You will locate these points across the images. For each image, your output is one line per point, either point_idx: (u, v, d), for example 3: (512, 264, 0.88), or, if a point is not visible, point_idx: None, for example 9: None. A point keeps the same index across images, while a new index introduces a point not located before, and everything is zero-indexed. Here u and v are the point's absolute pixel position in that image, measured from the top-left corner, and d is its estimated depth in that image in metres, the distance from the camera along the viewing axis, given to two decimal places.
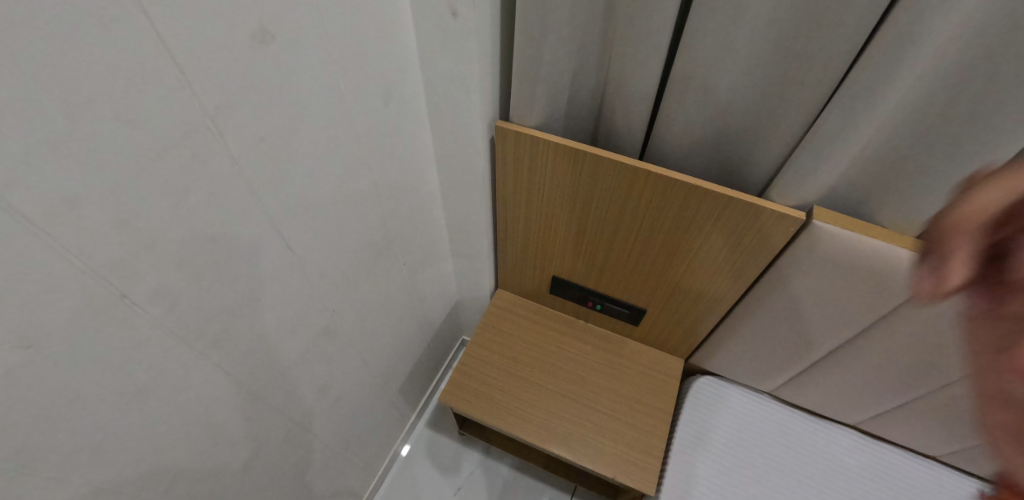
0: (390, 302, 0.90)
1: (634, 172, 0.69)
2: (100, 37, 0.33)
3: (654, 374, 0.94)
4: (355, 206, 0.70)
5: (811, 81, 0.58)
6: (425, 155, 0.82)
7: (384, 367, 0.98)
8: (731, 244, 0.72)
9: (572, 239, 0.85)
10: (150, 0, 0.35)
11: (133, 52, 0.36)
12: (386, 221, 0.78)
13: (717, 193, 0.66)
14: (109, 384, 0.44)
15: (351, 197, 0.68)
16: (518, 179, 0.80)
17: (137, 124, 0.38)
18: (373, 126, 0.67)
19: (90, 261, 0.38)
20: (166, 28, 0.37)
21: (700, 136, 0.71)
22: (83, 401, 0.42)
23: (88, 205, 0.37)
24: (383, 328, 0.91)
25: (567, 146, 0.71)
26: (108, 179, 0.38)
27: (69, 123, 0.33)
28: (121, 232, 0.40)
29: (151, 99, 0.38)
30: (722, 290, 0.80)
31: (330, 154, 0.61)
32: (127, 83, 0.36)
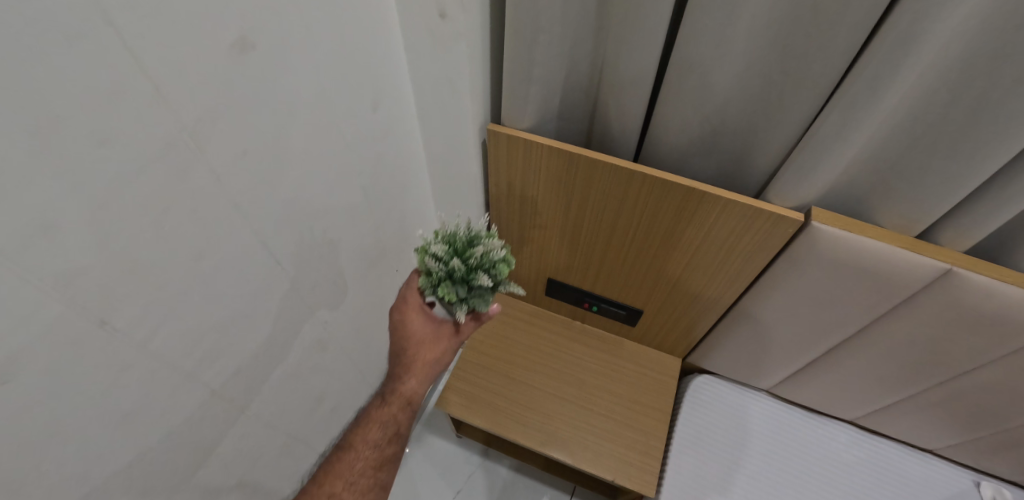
0: (384, 309, 0.89)
1: (630, 174, 0.68)
2: (65, 53, 0.31)
3: (651, 374, 0.94)
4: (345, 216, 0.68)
5: (810, 82, 0.57)
6: (416, 160, 0.80)
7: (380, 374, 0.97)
8: (728, 246, 0.71)
9: (567, 242, 0.84)
10: (119, 12, 0.33)
11: (103, 67, 0.34)
12: (377, 228, 0.77)
13: (714, 195, 0.65)
14: (93, 412, 0.42)
15: (341, 208, 0.67)
16: (511, 182, 0.78)
17: (111, 142, 0.36)
18: (361, 132, 0.65)
19: (69, 288, 0.37)
20: (138, 39, 0.35)
21: (696, 137, 0.70)
22: (66, 431, 0.41)
23: (60, 232, 0.35)
24: (378, 335, 0.90)
25: (560, 149, 0.69)
26: (81, 204, 0.36)
27: (33, 147, 0.31)
28: (98, 257, 0.38)
29: (126, 117, 0.37)
30: (719, 291, 0.80)
31: (317, 165, 0.59)
32: (98, 100, 0.34)
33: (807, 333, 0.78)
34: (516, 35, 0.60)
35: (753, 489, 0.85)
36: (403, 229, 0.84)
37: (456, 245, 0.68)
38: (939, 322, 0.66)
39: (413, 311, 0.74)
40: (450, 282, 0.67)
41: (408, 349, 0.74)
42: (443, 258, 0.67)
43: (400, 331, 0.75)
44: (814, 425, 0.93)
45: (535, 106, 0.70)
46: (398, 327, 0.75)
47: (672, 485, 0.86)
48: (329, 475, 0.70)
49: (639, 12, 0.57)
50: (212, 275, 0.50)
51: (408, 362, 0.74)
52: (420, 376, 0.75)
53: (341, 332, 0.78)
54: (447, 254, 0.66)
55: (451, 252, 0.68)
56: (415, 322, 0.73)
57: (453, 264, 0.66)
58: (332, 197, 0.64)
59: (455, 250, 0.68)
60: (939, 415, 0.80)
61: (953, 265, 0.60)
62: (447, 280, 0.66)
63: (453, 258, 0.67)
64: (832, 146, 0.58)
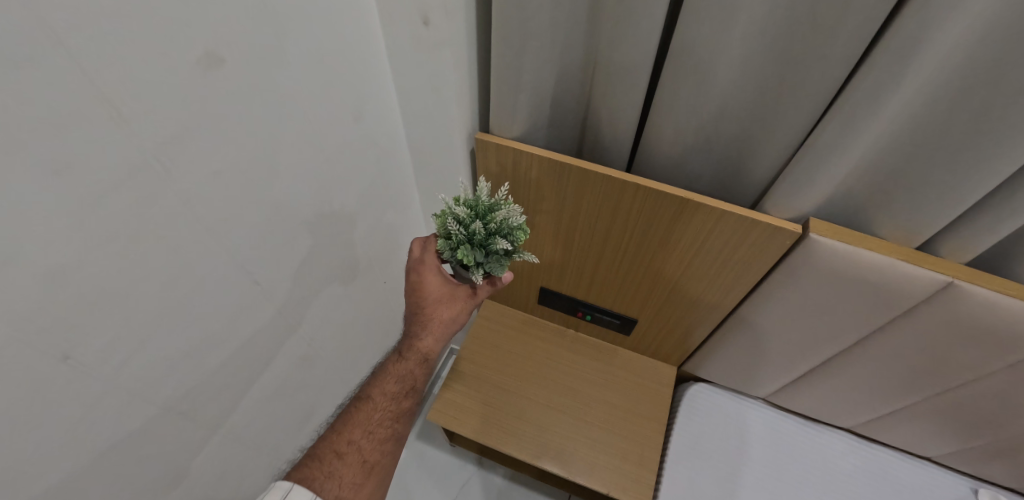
0: (373, 320, 0.87)
1: (623, 184, 0.65)
2: (8, 80, 0.29)
3: (646, 383, 0.93)
4: (328, 231, 0.66)
5: (808, 91, 0.55)
6: (403, 169, 0.78)
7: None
8: (723, 256, 0.69)
9: (559, 251, 0.82)
10: (69, 33, 0.31)
11: (54, 94, 0.31)
12: (363, 240, 0.75)
13: (709, 205, 0.63)
14: (58, 449, 0.41)
15: (324, 222, 0.64)
16: (501, 191, 0.76)
17: (66, 171, 0.34)
18: (343, 144, 0.62)
19: (25, 327, 0.35)
20: (92, 61, 0.33)
21: (690, 146, 0.68)
22: (28, 471, 0.39)
23: (13, 269, 0.33)
24: (366, 347, 0.89)
25: (551, 158, 0.67)
26: (34, 239, 0.33)
27: None
28: (58, 292, 0.36)
29: (82, 145, 0.34)
30: (714, 301, 0.78)
31: (297, 181, 0.57)
32: (50, 128, 0.32)
33: (803, 344, 0.77)
34: (503, 42, 0.58)
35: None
36: (390, 239, 0.82)
37: (477, 207, 0.61)
38: (938, 334, 0.65)
39: (428, 266, 0.68)
40: (467, 245, 0.60)
41: (424, 308, 0.70)
42: (463, 219, 0.59)
43: (416, 287, 0.69)
44: (811, 433, 0.92)
45: (524, 114, 0.67)
46: (413, 281, 0.69)
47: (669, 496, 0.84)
48: (348, 425, 0.71)
49: (631, 18, 0.54)
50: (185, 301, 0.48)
51: (424, 317, 0.71)
52: (437, 331, 0.72)
53: (327, 346, 0.76)
54: (468, 216, 0.59)
55: (472, 214, 0.60)
56: (432, 277, 0.68)
57: (472, 229, 0.59)
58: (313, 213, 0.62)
59: (477, 212, 0.60)
60: (937, 424, 0.79)
61: (953, 278, 0.58)
62: (466, 243, 0.59)
63: (474, 221, 0.59)
64: (830, 157, 0.56)
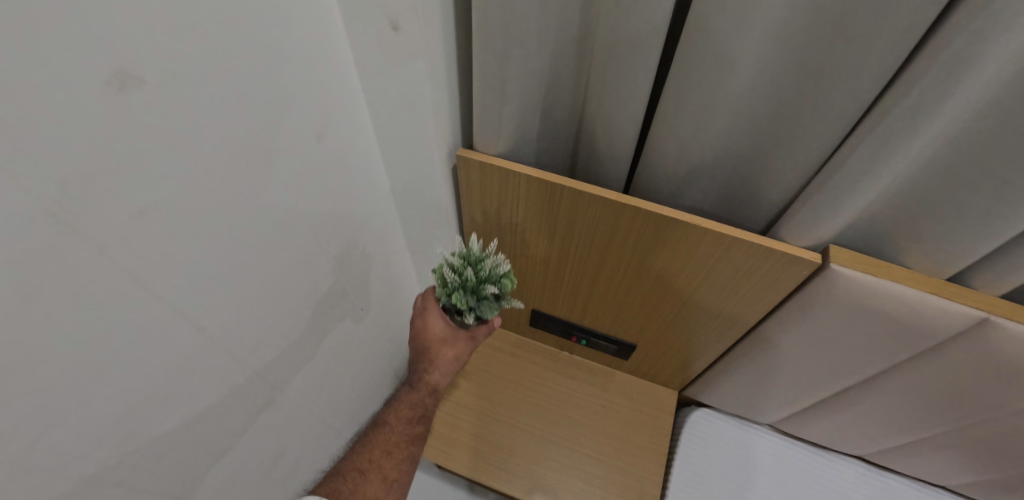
0: (356, 354, 0.80)
1: (621, 208, 0.58)
2: None
3: (644, 409, 0.88)
4: (303, 271, 0.57)
5: (833, 108, 0.48)
6: (385, 191, 0.69)
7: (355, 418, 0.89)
8: (731, 286, 0.63)
9: (551, 275, 0.76)
10: None
11: None
12: (336, 278, 0.64)
13: (719, 232, 0.56)
14: None
15: (297, 261, 0.56)
16: (486, 212, 0.69)
17: None
18: (315, 171, 0.53)
19: None
20: None
21: (695, 165, 0.61)
22: None
23: None
24: (348, 383, 0.81)
25: (539, 178, 0.59)
26: None
27: None
28: None
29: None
30: (720, 330, 0.72)
31: (255, 226, 0.46)
32: None
33: (815, 376, 0.71)
34: (483, 50, 0.51)
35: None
36: (374, 268, 0.74)
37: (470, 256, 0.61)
38: (968, 372, 0.59)
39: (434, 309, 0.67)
40: (461, 292, 0.59)
41: (428, 347, 0.69)
42: (457, 268, 0.59)
43: (422, 327, 0.68)
44: (819, 462, 0.87)
45: (508, 130, 0.60)
46: (419, 322, 0.69)
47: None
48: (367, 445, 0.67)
49: (631, 26, 0.47)
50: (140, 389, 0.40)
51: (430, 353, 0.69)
52: (445, 363, 0.70)
53: (307, 393, 0.68)
54: (461, 264, 0.59)
55: (465, 262, 0.60)
56: (436, 318, 0.67)
57: (464, 276, 0.59)
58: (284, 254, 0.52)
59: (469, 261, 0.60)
60: (959, 457, 0.73)
61: (989, 313, 0.52)
62: (459, 289, 0.59)
63: (465, 269, 0.60)
64: (857, 182, 0.49)
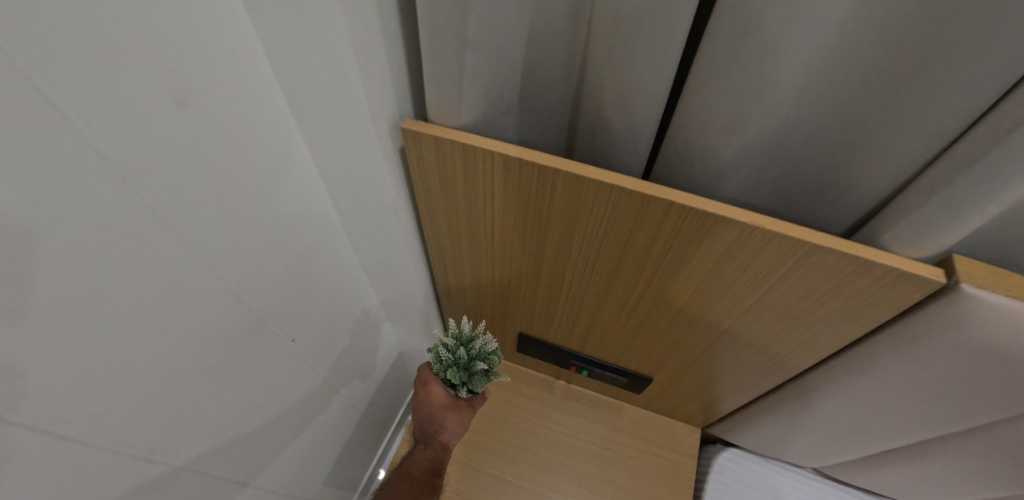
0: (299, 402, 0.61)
1: (639, 211, 0.39)
2: None
3: (661, 453, 0.71)
4: (191, 315, 0.37)
5: (1000, 51, 0.28)
6: (310, 174, 0.47)
7: (307, 472, 0.71)
8: (795, 316, 0.44)
9: (542, 294, 0.58)
10: None
11: None
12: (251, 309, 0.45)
13: (794, 244, 0.36)
14: None
15: (165, 299, 0.35)
16: (451, 214, 0.50)
17: None
18: (155, 147, 0.30)
19: None
20: None
21: (750, 145, 0.41)
22: None
23: None
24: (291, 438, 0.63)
25: (517, 167, 0.40)
26: None
27: None
28: None
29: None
30: (768, 366, 0.54)
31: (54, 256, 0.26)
32: None
33: (895, 430, 0.53)
34: None
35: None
36: (313, 283, 0.55)
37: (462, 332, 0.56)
38: None
39: (434, 380, 0.59)
40: (455, 372, 0.55)
41: (437, 416, 0.60)
42: (449, 347, 0.54)
43: (422, 398, 0.60)
44: None
45: (474, 97, 0.41)
46: (420, 391, 0.60)
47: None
48: None
49: None
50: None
51: (438, 421, 0.60)
52: (456, 428, 0.61)
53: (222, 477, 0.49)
54: (454, 343, 0.54)
55: (457, 340, 0.55)
56: (439, 389, 0.59)
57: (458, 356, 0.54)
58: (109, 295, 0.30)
59: (462, 338, 0.55)
60: None
61: None
62: (452, 370, 0.54)
63: (459, 349, 0.54)
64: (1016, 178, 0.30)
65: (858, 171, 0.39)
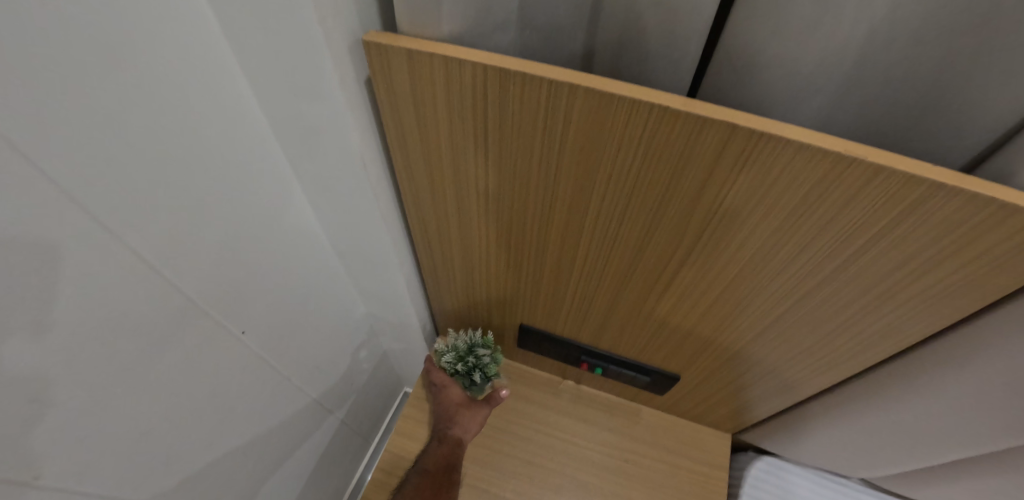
0: (249, 407, 0.51)
1: (687, 144, 0.28)
2: None
3: (687, 466, 0.60)
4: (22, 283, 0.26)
5: None
6: (249, 110, 0.38)
7: (269, 493, 0.60)
8: (881, 292, 0.34)
9: (549, 273, 0.47)
10: None
11: None
12: (167, 278, 0.35)
13: (904, 187, 0.26)
14: None
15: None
16: (432, 168, 0.39)
17: None
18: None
19: None
20: None
21: (821, 65, 0.31)
22: None
23: None
24: (241, 453, 0.52)
25: (521, 87, 0.29)
26: None
27: None
28: None
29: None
30: (828, 360, 0.44)
31: None
32: None
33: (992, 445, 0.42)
34: None
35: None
36: (256, 258, 0.45)
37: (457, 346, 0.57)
38: None
39: (449, 380, 0.59)
40: (460, 378, 0.57)
41: (450, 413, 0.58)
42: (450, 360, 0.56)
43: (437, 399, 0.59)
44: None
45: (454, 0, 0.31)
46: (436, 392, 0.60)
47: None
48: None
49: None
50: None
51: (450, 417, 0.57)
52: (469, 426, 0.57)
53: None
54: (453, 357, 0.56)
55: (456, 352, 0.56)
56: (454, 386, 0.59)
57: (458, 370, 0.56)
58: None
59: (460, 350, 0.56)
60: None
61: None
62: (458, 379, 0.57)
63: (457, 364, 0.56)
64: None
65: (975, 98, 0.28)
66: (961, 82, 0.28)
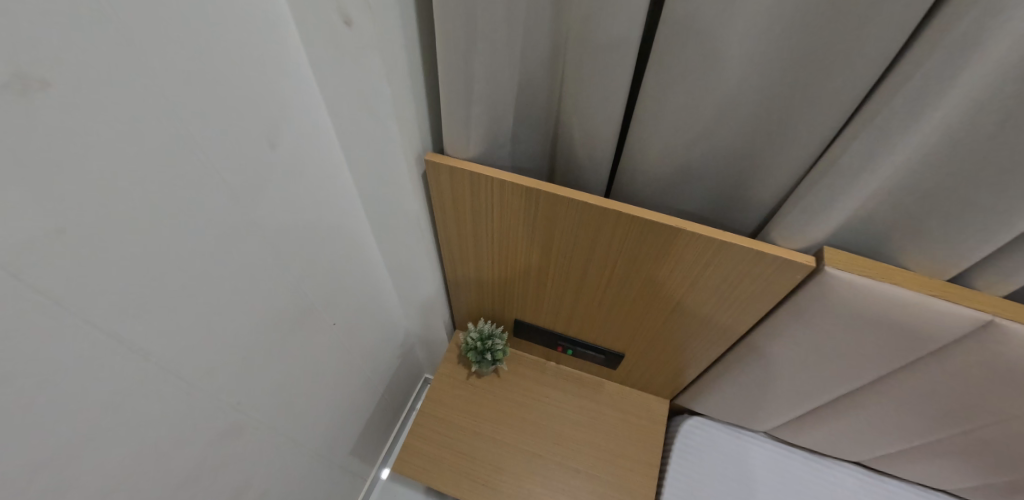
0: (325, 372, 0.74)
1: (600, 214, 0.56)
2: None
3: (637, 421, 0.84)
4: (242, 282, 0.53)
5: (830, 99, 0.43)
6: (349, 187, 0.65)
7: (338, 438, 0.84)
8: (724, 293, 0.61)
9: (533, 285, 0.73)
10: None
11: None
12: (296, 283, 0.61)
13: (705, 237, 0.54)
14: None
15: (236, 270, 0.52)
16: (462, 222, 0.67)
17: None
18: (252, 176, 0.50)
19: None
20: None
21: (680, 165, 0.56)
22: None
23: None
24: (318, 405, 0.74)
25: (514, 186, 0.57)
26: None
27: None
28: None
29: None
30: (713, 337, 0.70)
31: (215, 229, 0.48)
32: None
33: (811, 387, 0.70)
34: (447, 45, 0.46)
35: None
36: (340, 275, 0.70)
37: (484, 332, 0.83)
38: (970, 375, 0.57)
39: None
40: (472, 353, 0.82)
41: None
42: (473, 337, 0.82)
43: None
44: (820, 472, 0.82)
45: (482, 131, 0.56)
46: None
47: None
48: None
49: (609, 19, 0.43)
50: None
51: None
52: None
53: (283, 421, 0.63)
54: (475, 336, 0.82)
55: (480, 334, 0.83)
56: None
57: (476, 344, 0.82)
58: (213, 251, 0.48)
59: (481, 334, 0.82)
60: (964, 462, 0.71)
61: (996, 317, 0.50)
62: (470, 351, 0.82)
63: (477, 342, 0.82)
64: (855, 179, 0.45)
65: (759, 185, 0.54)
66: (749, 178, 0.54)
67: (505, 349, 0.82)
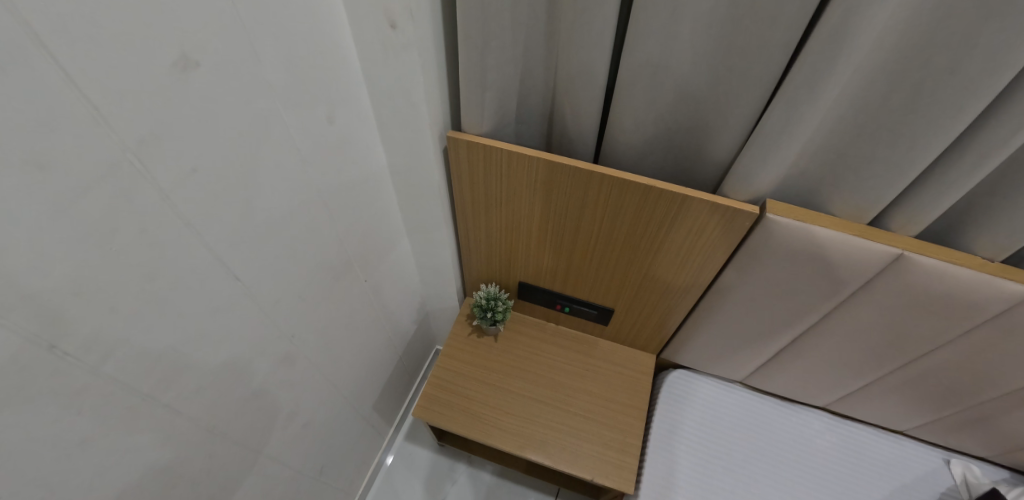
0: (358, 320, 0.87)
1: (587, 177, 0.69)
2: (91, 68, 0.36)
3: (626, 372, 0.96)
4: (306, 230, 0.67)
5: (756, 79, 0.58)
6: (381, 162, 0.80)
7: (362, 383, 0.96)
8: (690, 244, 0.73)
9: (534, 246, 0.86)
10: (97, 17, 0.36)
11: (101, 85, 0.37)
12: (340, 238, 0.75)
13: (671, 193, 0.67)
14: (58, 426, 0.43)
15: (300, 218, 0.65)
16: (474, 192, 0.80)
17: (87, 151, 0.38)
18: (317, 143, 0.64)
19: (57, 289, 0.39)
20: (102, 40, 0.36)
21: (651, 135, 0.70)
22: (42, 438, 0.42)
23: (55, 229, 0.38)
24: (350, 351, 0.88)
25: (517, 155, 0.71)
26: (57, 198, 0.37)
27: (58, 160, 0.36)
28: (95, 259, 0.41)
29: (10, 140, 0.33)
30: (686, 288, 0.82)
31: (290, 184, 0.62)
32: (105, 112, 0.38)
33: (771, 327, 0.82)
34: (467, 44, 0.60)
35: (755, 489, 0.85)
36: (373, 237, 0.84)
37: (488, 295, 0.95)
38: (896, 308, 0.69)
39: None
40: (477, 310, 0.95)
41: None
42: (480, 296, 0.95)
43: None
44: (788, 414, 0.95)
45: (491, 113, 0.71)
46: None
47: (681, 493, 0.84)
48: None
49: (589, 20, 0.57)
50: (146, 306, 0.47)
51: None
52: None
53: None
54: (481, 295, 0.94)
55: (485, 295, 0.95)
56: None
57: (479, 302, 0.95)
58: (286, 203, 0.62)
59: (486, 296, 0.95)
60: (909, 397, 0.83)
61: (905, 251, 0.62)
62: (475, 308, 0.95)
63: (479, 301, 0.95)
64: (778, 141, 0.59)
65: (713, 149, 0.68)
66: (705, 145, 0.69)
67: (503, 309, 0.94)
